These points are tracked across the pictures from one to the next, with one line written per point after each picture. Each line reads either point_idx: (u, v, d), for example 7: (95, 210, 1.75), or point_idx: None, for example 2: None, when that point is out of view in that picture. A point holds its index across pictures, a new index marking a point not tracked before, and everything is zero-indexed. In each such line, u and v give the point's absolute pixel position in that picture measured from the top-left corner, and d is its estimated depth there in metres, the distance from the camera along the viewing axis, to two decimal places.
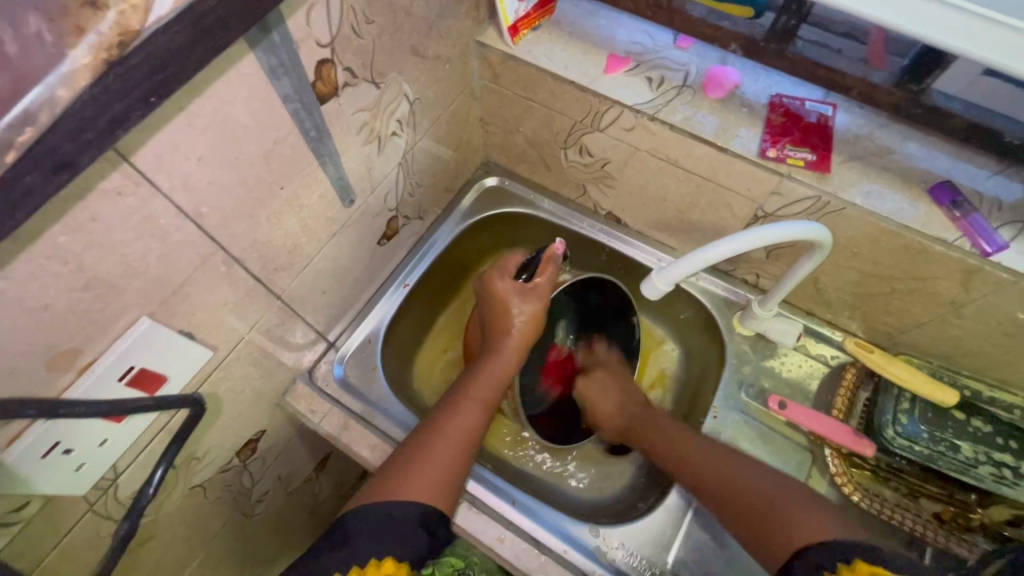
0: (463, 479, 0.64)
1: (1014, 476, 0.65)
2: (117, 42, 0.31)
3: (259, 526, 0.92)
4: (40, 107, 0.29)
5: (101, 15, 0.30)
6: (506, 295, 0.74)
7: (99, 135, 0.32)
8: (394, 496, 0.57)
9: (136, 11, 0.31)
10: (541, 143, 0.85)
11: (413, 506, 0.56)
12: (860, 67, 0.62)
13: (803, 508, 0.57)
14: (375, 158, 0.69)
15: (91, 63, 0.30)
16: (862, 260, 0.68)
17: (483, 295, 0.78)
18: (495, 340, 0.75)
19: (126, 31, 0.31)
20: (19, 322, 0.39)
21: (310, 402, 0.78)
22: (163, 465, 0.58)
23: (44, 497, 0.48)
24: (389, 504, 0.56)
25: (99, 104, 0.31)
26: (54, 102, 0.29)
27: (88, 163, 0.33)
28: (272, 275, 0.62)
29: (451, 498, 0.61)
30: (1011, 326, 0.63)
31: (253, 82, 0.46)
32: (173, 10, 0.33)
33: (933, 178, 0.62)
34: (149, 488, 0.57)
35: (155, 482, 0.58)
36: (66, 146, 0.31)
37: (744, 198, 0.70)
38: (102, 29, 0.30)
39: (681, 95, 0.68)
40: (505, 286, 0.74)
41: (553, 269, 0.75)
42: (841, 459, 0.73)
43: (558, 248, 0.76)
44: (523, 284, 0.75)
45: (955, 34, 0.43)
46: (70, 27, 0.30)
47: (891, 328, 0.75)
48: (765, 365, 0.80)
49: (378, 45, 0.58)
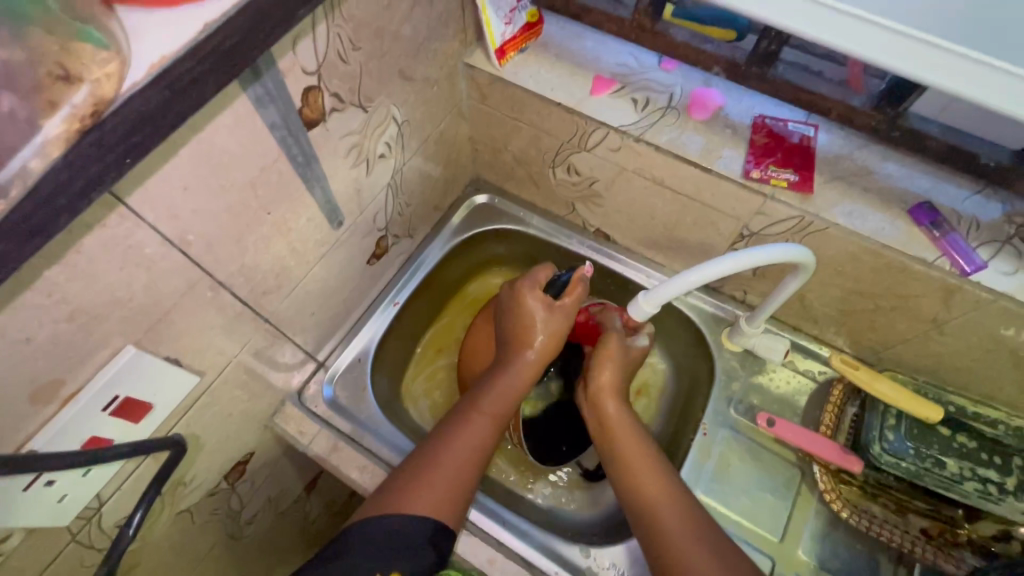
0: (472, 492, 0.65)
1: (999, 492, 0.65)
2: (91, 112, 0.31)
3: (248, 549, 0.91)
4: (12, 180, 0.30)
5: (74, 88, 0.31)
6: (533, 309, 0.73)
7: (74, 198, 0.32)
8: (405, 508, 0.59)
9: (111, 79, 0.32)
10: (529, 161, 0.86)
11: (416, 519, 0.59)
12: (840, 90, 0.63)
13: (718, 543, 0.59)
14: (364, 180, 0.69)
15: (63, 133, 0.30)
16: (846, 277, 0.69)
17: (506, 309, 0.77)
18: (515, 353, 0.74)
19: (99, 101, 0.31)
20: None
21: (299, 424, 0.78)
22: (143, 506, 0.55)
23: (25, 530, 0.47)
24: (391, 518, 0.59)
25: (75, 169, 0.32)
26: (26, 175, 0.30)
27: (62, 227, 0.33)
28: (260, 298, 0.62)
29: (458, 512, 0.63)
30: (991, 343, 0.64)
31: (240, 113, 0.46)
32: (149, 75, 0.33)
33: (913, 199, 0.63)
34: (128, 530, 0.55)
35: (135, 524, 0.55)
36: (38, 215, 0.31)
37: (730, 217, 0.71)
38: (75, 101, 0.31)
39: (666, 116, 0.69)
40: (533, 302, 0.74)
41: (581, 290, 0.74)
42: (830, 475, 0.73)
43: (587, 269, 0.74)
44: (551, 300, 0.74)
45: (929, 67, 0.44)
46: (42, 102, 0.30)
47: (876, 344, 0.76)
48: (754, 381, 0.81)
49: (365, 70, 0.59)
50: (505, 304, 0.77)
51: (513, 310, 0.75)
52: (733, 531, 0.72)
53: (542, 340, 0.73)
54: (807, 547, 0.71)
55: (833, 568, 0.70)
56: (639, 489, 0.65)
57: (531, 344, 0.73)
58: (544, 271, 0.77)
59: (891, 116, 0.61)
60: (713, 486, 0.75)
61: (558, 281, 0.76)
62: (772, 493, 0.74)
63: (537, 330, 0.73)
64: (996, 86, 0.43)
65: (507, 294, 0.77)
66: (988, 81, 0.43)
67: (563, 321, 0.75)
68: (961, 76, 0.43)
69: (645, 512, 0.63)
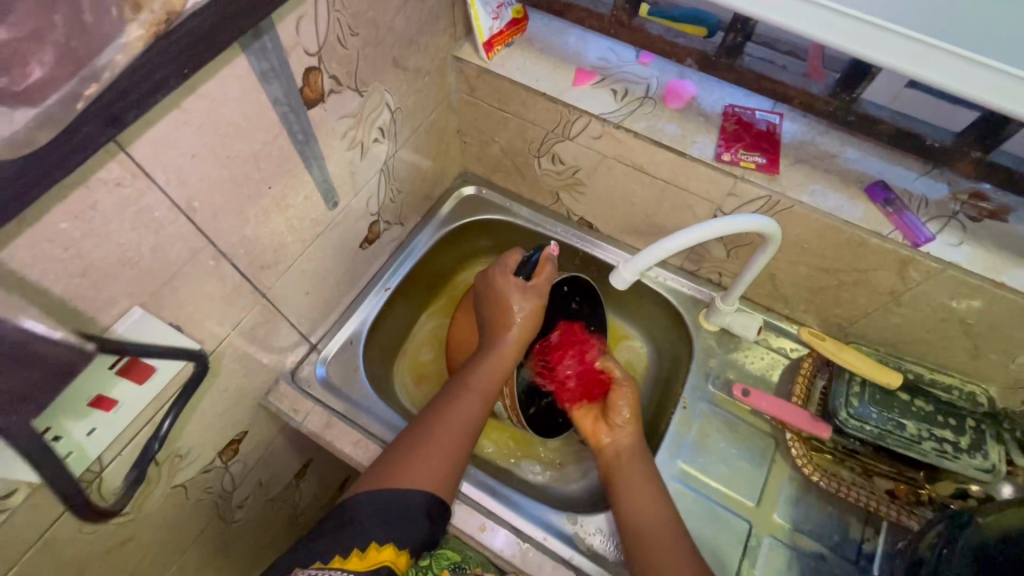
0: (465, 464, 0.68)
1: (955, 450, 0.69)
2: (163, 20, 0.37)
3: (237, 535, 0.91)
4: (105, 67, 0.36)
5: None
6: (507, 292, 0.77)
7: None
8: (402, 484, 0.61)
9: None
10: (515, 152, 0.91)
11: (413, 495, 0.61)
12: (802, 79, 0.68)
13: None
14: (358, 164, 0.73)
15: (144, 36, 0.37)
16: (812, 255, 0.74)
17: (485, 296, 0.80)
18: (494, 337, 0.77)
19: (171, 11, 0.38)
20: (24, 304, 0.41)
21: (293, 402, 0.79)
22: (171, 415, 0.59)
23: (30, 485, 0.48)
24: (392, 491, 0.61)
25: None
26: (113, 66, 0.36)
27: None
28: (258, 272, 0.64)
29: (452, 484, 0.65)
30: (944, 312, 0.70)
31: (245, 84, 0.49)
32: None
33: (869, 179, 0.68)
34: (155, 441, 0.59)
35: (161, 435, 0.59)
36: None
37: (704, 200, 0.76)
38: (153, 9, 0.37)
39: (643, 105, 0.74)
40: (506, 285, 0.77)
41: (550, 269, 0.79)
42: (801, 442, 0.77)
43: (553, 249, 0.80)
44: (523, 282, 0.78)
45: (860, 43, 0.49)
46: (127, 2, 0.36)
47: (842, 320, 0.81)
48: (730, 358, 0.85)
49: (361, 56, 0.63)
50: (483, 289, 0.81)
51: (490, 294, 0.79)
52: (712, 496, 0.76)
53: (520, 321, 0.76)
54: (782, 511, 0.75)
55: (805, 529, 0.74)
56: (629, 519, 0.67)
57: (507, 325, 0.76)
58: (513, 255, 0.81)
59: (846, 102, 0.66)
60: (694, 456, 0.79)
61: (529, 262, 0.79)
62: (749, 462, 0.78)
63: (514, 311, 0.76)
64: (943, 69, 0.47)
65: (483, 279, 0.81)
66: (939, 62, 0.47)
67: (538, 300, 0.77)
68: (895, 53, 0.48)
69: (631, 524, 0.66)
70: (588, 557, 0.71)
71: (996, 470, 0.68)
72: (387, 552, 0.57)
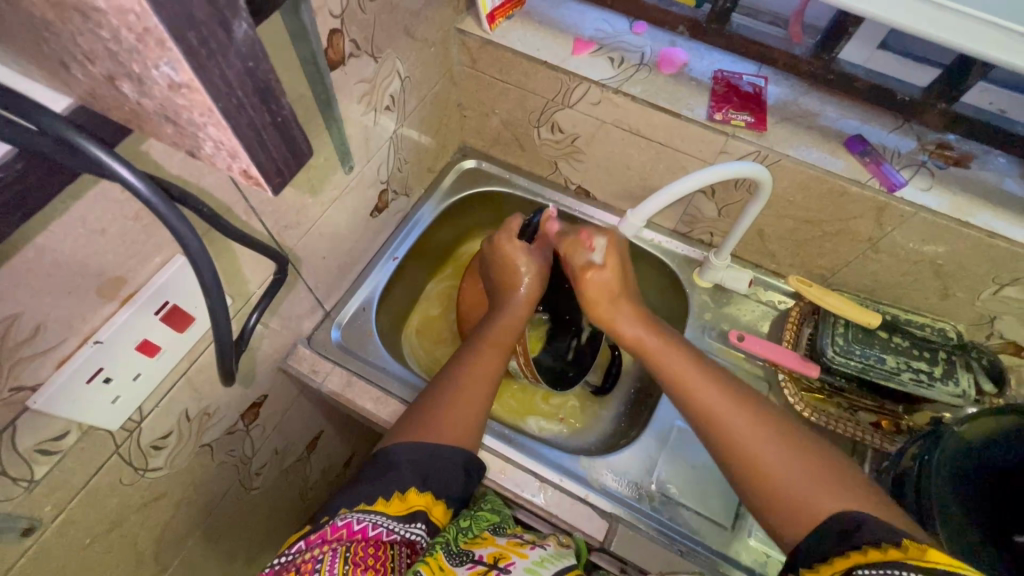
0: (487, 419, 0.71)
1: (930, 378, 0.76)
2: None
3: (255, 505, 0.93)
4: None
5: None
6: (513, 254, 0.80)
7: None
8: (432, 435, 0.64)
9: None
10: (515, 124, 0.95)
11: (442, 444, 0.63)
12: (785, 42, 0.75)
13: (806, 482, 0.55)
14: (372, 130, 0.76)
15: None
16: (797, 208, 0.80)
17: (490, 262, 0.84)
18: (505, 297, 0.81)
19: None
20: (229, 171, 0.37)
21: (312, 363, 0.82)
22: (258, 311, 0.59)
23: (81, 429, 0.51)
24: (424, 443, 0.63)
25: None
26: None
27: None
28: (282, 232, 0.67)
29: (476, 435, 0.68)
30: (917, 255, 0.77)
31: (275, 41, 0.52)
32: None
33: (846, 134, 0.75)
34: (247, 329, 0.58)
35: (250, 327, 0.58)
36: None
37: (697, 160, 0.81)
38: None
39: (639, 72, 0.79)
40: (513, 249, 0.81)
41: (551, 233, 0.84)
42: (792, 381, 0.83)
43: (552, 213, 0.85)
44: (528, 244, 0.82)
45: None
46: None
47: (825, 270, 0.87)
48: (723, 311, 0.91)
49: (377, 21, 0.66)
50: (488, 254, 0.85)
51: (496, 257, 0.82)
52: None
53: (527, 281, 0.80)
54: None
55: None
56: (703, 415, 0.64)
57: (515, 284, 0.80)
58: (516, 220, 0.84)
59: (826, 62, 0.72)
60: None
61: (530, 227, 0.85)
62: None
63: (522, 271, 0.80)
64: (910, 12, 0.51)
65: (488, 244, 0.84)
66: (904, 7, 0.52)
67: (544, 259, 0.82)
68: None
69: (703, 423, 0.64)
70: (602, 495, 0.75)
71: (966, 395, 0.75)
72: (426, 497, 0.60)
